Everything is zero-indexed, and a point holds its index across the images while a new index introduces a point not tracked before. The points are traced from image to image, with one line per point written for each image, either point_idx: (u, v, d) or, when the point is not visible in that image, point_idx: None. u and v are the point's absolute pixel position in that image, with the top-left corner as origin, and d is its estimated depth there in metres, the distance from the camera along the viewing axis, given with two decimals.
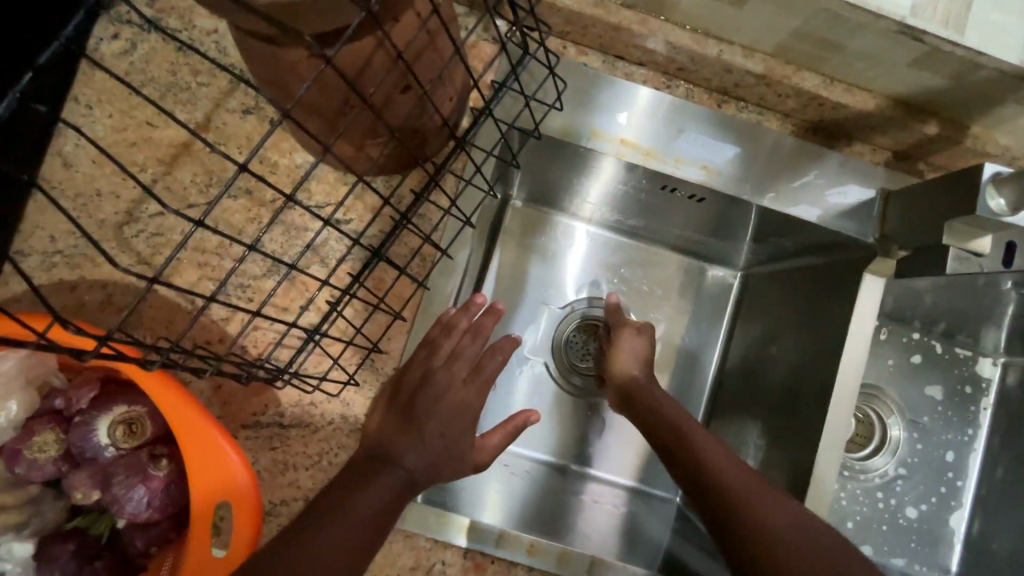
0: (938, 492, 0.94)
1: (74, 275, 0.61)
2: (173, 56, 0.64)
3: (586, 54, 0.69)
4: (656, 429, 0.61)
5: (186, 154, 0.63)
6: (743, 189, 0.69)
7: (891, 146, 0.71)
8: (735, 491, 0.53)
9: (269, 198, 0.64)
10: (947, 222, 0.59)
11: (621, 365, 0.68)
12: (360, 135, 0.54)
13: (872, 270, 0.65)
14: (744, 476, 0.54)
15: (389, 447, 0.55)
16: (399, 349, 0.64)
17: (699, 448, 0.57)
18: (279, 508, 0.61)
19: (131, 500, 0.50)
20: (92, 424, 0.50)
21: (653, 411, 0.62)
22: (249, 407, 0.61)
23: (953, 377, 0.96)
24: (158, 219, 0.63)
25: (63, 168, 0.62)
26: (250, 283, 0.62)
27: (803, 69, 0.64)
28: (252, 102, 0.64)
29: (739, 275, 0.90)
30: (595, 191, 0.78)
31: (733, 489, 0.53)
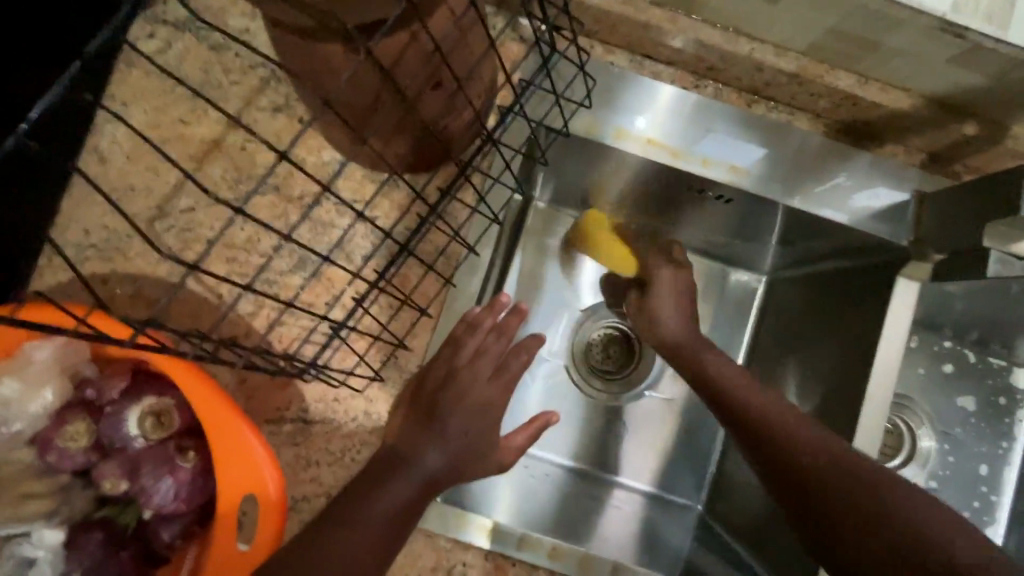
0: (971, 506, 0.91)
1: (107, 268, 0.62)
2: (206, 55, 0.65)
3: (614, 53, 0.68)
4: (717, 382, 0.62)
5: (217, 150, 0.64)
6: (772, 189, 0.68)
7: (926, 147, 0.69)
8: (770, 420, 0.56)
9: (296, 195, 0.64)
10: (988, 223, 0.57)
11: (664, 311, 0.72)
12: (390, 131, 0.54)
13: (906, 273, 0.64)
14: (792, 428, 0.54)
15: (410, 444, 0.54)
16: (422, 347, 0.64)
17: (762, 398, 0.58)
18: (301, 504, 0.61)
19: (159, 491, 0.50)
20: (122, 414, 0.51)
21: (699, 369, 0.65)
22: (273, 402, 0.62)
23: (987, 388, 0.93)
24: (188, 214, 0.63)
25: (98, 163, 0.63)
26: (277, 278, 0.62)
27: (837, 67, 0.63)
28: (281, 100, 0.65)
29: (764, 278, 0.88)
30: (621, 192, 0.78)
31: (798, 442, 0.53)
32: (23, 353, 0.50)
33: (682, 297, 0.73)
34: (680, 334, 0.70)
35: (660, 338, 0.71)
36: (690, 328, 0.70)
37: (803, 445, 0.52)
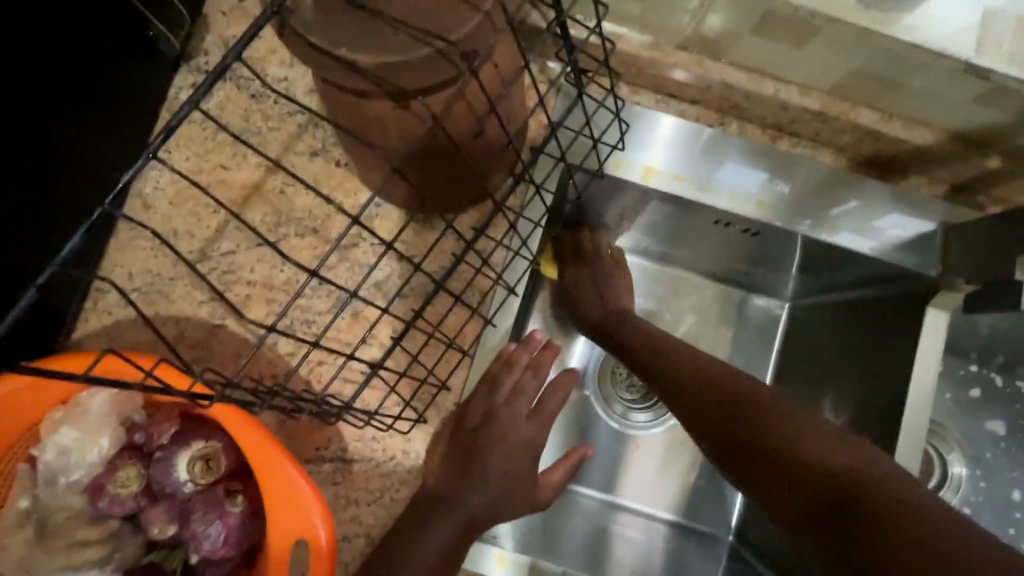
0: (1007, 534, 0.90)
1: (151, 311, 0.64)
2: (247, 103, 0.68)
3: (640, 93, 0.70)
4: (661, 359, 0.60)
5: (256, 194, 0.66)
6: (799, 223, 0.69)
7: (948, 178, 0.70)
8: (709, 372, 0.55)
9: (334, 236, 0.66)
10: (1019, 258, 0.58)
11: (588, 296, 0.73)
12: (431, 176, 0.56)
13: (935, 304, 0.65)
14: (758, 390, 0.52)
15: (452, 486, 0.55)
16: (459, 385, 0.64)
17: (713, 370, 0.56)
18: (341, 545, 0.61)
19: (209, 536, 0.51)
20: (172, 459, 0.51)
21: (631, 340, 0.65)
22: (313, 441, 0.62)
23: (1016, 413, 0.93)
24: (229, 256, 0.65)
25: (143, 210, 0.65)
26: (315, 318, 0.64)
27: (860, 105, 0.65)
28: (318, 145, 0.67)
29: (786, 306, 0.89)
30: (647, 224, 0.78)
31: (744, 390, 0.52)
32: (80, 400, 0.51)
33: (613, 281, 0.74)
34: (603, 317, 0.70)
35: (594, 320, 0.71)
36: (611, 306, 0.72)
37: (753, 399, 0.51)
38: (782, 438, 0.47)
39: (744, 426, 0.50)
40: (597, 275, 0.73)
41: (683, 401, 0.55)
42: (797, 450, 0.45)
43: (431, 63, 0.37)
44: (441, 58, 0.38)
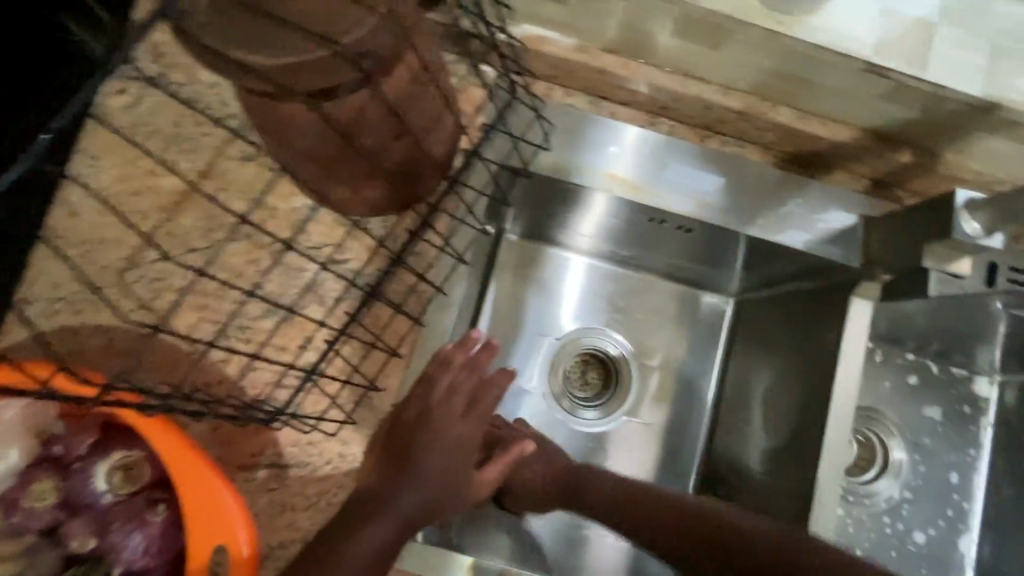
0: (946, 515, 0.93)
1: (77, 321, 0.62)
2: (177, 108, 0.67)
3: (573, 95, 0.71)
4: (665, 513, 0.65)
5: (188, 201, 0.65)
6: (731, 220, 0.71)
7: (869, 173, 0.73)
8: (665, 497, 0.67)
9: (268, 241, 0.65)
10: (925, 246, 0.62)
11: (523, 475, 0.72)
12: (357, 179, 0.56)
13: (860, 295, 0.68)
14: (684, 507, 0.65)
15: (385, 486, 0.55)
16: (396, 387, 0.64)
17: (690, 510, 0.64)
18: (277, 552, 0.60)
19: (128, 547, 0.50)
20: (90, 470, 0.51)
21: (594, 493, 0.70)
22: (247, 449, 0.61)
23: (952, 398, 0.97)
24: (159, 264, 0.64)
25: (68, 218, 0.64)
26: (248, 324, 0.63)
27: (779, 104, 0.67)
28: (251, 151, 0.67)
29: (731, 301, 0.91)
30: (590, 225, 0.81)
31: (676, 499, 0.66)
32: None
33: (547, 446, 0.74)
34: (552, 489, 0.71)
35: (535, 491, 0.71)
36: (541, 473, 0.72)
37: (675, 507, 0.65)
38: (775, 560, 0.57)
39: (725, 550, 0.60)
40: (547, 452, 0.73)
41: (673, 555, 0.63)
42: (791, 555, 0.56)
43: (326, 64, 0.38)
44: (337, 60, 0.38)
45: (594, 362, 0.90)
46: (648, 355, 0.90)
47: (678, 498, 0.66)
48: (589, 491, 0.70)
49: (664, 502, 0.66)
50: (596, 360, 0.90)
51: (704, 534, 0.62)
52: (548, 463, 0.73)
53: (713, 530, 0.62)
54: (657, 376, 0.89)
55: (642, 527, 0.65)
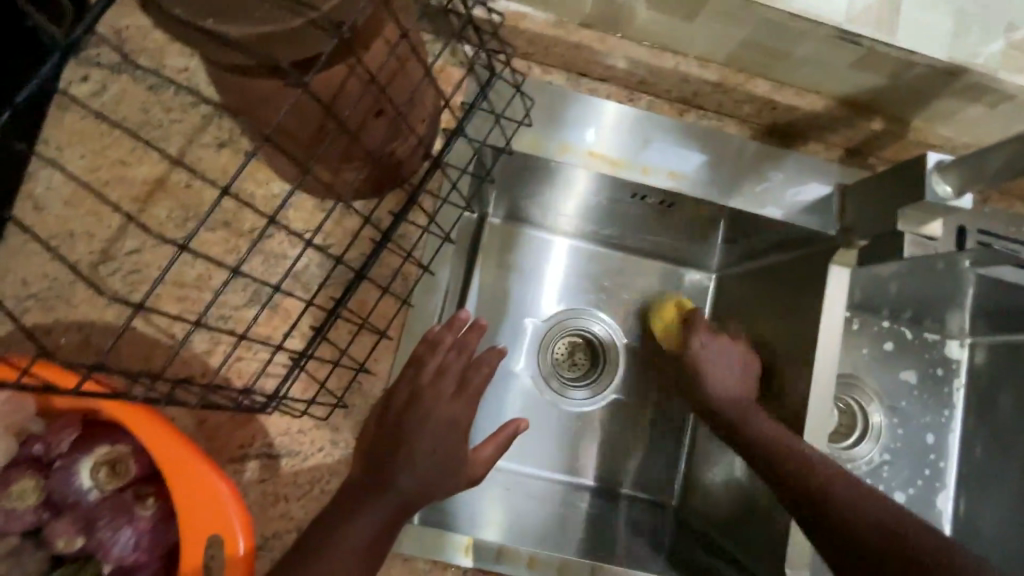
0: (923, 474, 0.97)
1: (50, 317, 0.60)
2: (145, 95, 0.65)
3: (551, 72, 0.72)
4: (752, 440, 0.65)
5: (161, 189, 0.64)
6: (710, 193, 0.71)
7: (842, 143, 0.75)
8: (775, 440, 0.63)
9: (247, 228, 0.64)
10: (898, 211, 0.63)
11: (720, 379, 0.74)
12: (337, 159, 0.55)
13: (837, 261, 0.69)
14: (791, 450, 0.61)
15: (377, 470, 0.54)
16: (386, 370, 0.63)
17: (797, 449, 0.62)
18: (272, 542, 0.59)
19: (117, 542, 0.49)
20: (74, 466, 0.49)
21: (746, 436, 0.66)
22: (236, 440, 0.60)
23: (925, 361, 1.00)
24: (135, 255, 0.62)
25: (35, 212, 0.62)
26: (232, 313, 0.62)
27: (754, 76, 0.68)
28: (225, 136, 0.65)
29: (713, 277, 0.93)
30: (572, 205, 0.81)
31: (774, 438, 0.63)
32: None
33: (739, 360, 0.75)
34: (721, 401, 0.72)
35: (704, 396, 0.74)
36: (734, 390, 0.72)
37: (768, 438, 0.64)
38: (804, 457, 0.60)
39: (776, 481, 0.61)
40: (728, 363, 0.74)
41: (747, 448, 0.65)
42: (832, 501, 0.56)
43: (302, 32, 0.37)
44: (314, 27, 0.37)
45: (582, 343, 0.91)
46: (635, 333, 0.91)
47: (759, 435, 0.65)
48: (758, 434, 0.65)
49: (767, 425, 0.66)
50: (583, 340, 0.91)
51: (777, 463, 0.61)
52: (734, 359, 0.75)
53: (779, 442, 0.63)
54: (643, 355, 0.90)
55: (785, 463, 0.61)
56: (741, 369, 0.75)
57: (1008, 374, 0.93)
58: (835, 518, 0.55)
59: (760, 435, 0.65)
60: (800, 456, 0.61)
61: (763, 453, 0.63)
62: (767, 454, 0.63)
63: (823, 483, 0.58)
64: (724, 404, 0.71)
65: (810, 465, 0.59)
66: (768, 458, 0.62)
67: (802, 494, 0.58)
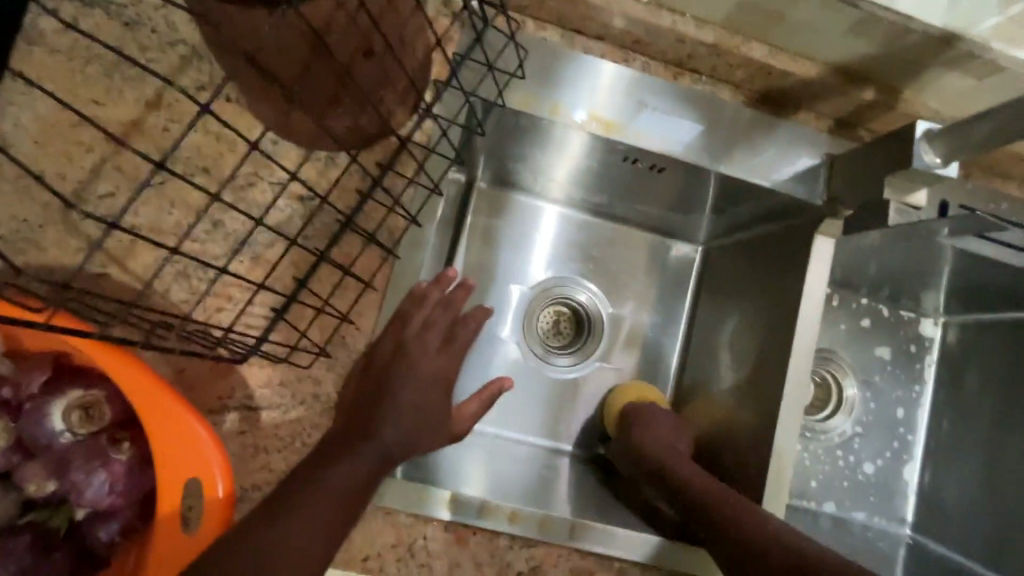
0: (892, 446, 1.00)
1: (18, 262, 0.57)
2: (120, 32, 0.61)
3: (545, 28, 0.70)
4: (682, 479, 0.69)
5: (137, 132, 0.61)
6: (702, 158, 0.70)
7: (833, 114, 0.75)
8: (696, 488, 0.67)
9: (227, 175, 0.61)
10: (886, 177, 0.63)
11: (652, 437, 0.77)
12: (322, 103, 0.52)
13: (822, 233, 0.70)
14: (714, 491, 0.66)
15: (359, 421, 0.53)
16: (370, 324, 0.62)
17: (727, 497, 0.65)
18: (252, 494, 0.59)
19: (92, 486, 0.48)
20: (45, 409, 0.48)
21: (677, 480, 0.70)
22: (214, 391, 0.59)
23: (900, 338, 1.03)
24: (109, 199, 0.60)
25: (1, 149, 0.59)
26: (211, 264, 0.60)
27: (750, 39, 0.68)
28: (205, 79, 0.62)
29: (699, 249, 0.94)
30: (561, 169, 0.80)
31: (702, 487, 0.67)
32: None
33: (665, 426, 0.79)
34: (661, 455, 0.74)
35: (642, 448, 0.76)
36: (671, 446, 0.76)
37: (707, 490, 0.66)
38: (746, 512, 0.62)
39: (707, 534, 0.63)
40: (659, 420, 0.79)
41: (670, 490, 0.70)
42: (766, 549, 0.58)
43: None
44: None
45: (567, 311, 0.91)
46: (618, 303, 0.92)
47: (688, 480, 0.69)
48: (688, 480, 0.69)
49: (697, 474, 0.70)
50: (568, 309, 0.91)
51: (696, 500, 0.66)
52: (667, 422, 0.80)
53: (728, 502, 0.64)
54: (626, 325, 0.91)
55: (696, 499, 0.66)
56: (671, 424, 0.80)
57: (977, 350, 0.96)
58: (753, 547, 0.59)
59: (689, 480, 0.69)
60: (728, 503, 0.64)
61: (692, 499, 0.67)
62: (685, 493, 0.68)
63: (744, 516, 0.62)
64: (664, 461, 0.73)
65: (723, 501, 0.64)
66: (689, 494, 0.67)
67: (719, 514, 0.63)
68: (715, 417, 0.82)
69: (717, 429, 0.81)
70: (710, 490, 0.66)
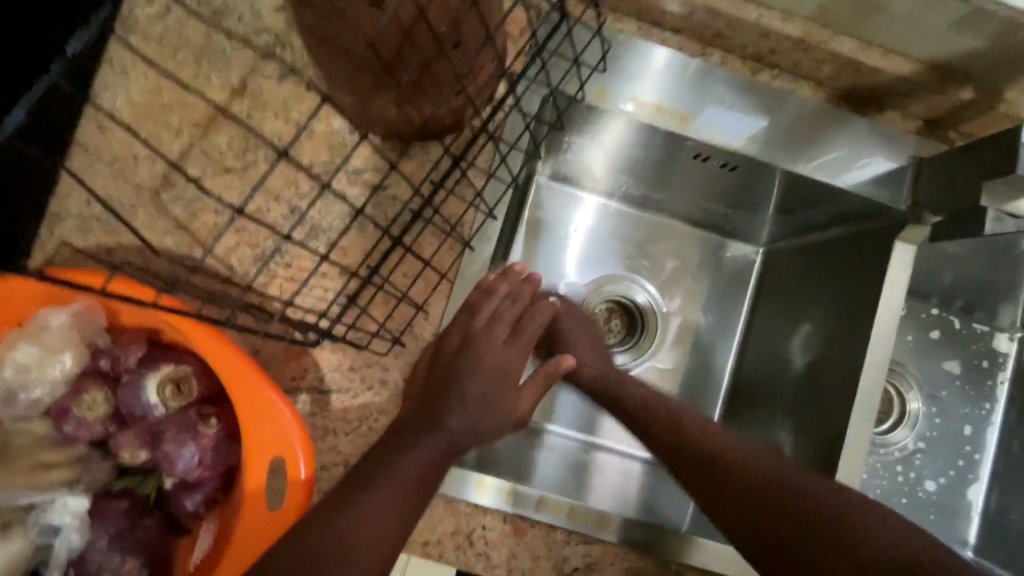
0: (957, 465, 0.96)
1: (111, 240, 0.60)
2: (208, 21, 0.63)
3: (623, 20, 0.69)
4: (689, 443, 0.61)
5: (221, 118, 0.63)
6: (777, 157, 0.70)
7: (922, 113, 0.71)
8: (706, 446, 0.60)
9: (305, 162, 0.63)
10: (984, 184, 0.59)
11: (616, 388, 0.69)
12: (408, 93, 0.52)
13: (903, 239, 0.65)
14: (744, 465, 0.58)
15: (429, 410, 0.54)
16: (439, 314, 0.63)
17: (719, 447, 0.60)
18: (321, 473, 0.60)
19: (182, 457, 0.51)
20: (139, 382, 0.51)
21: (663, 437, 0.63)
22: (288, 371, 0.61)
23: (971, 352, 0.98)
24: (195, 183, 0.62)
25: (99, 132, 0.62)
26: (287, 248, 0.61)
27: (840, 33, 0.65)
28: (288, 67, 0.64)
29: (761, 251, 0.91)
30: (626, 164, 0.79)
31: (705, 443, 0.61)
32: (39, 319, 0.49)
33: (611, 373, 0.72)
34: (631, 404, 0.67)
35: (629, 413, 0.67)
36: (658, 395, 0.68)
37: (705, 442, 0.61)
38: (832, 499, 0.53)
39: (732, 489, 0.57)
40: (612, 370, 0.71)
41: (674, 461, 0.62)
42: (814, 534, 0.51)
43: None
44: None
45: (618, 308, 0.90)
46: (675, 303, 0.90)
47: (691, 437, 0.61)
48: (671, 428, 0.63)
49: (693, 424, 0.63)
50: (621, 306, 0.90)
51: (692, 460, 0.60)
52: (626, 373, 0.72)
53: (773, 481, 0.56)
54: (679, 324, 0.90)
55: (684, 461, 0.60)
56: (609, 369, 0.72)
57: None
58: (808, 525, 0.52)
59: (692, 436, 0.61)
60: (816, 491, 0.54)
61: (757, 509, 0.55)
62: (703, 470, 0.59)
63: (748, 469, 0.58)
64: (712, 451, 0.60)
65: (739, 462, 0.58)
66: (704, 464, 0.59)
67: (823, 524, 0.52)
68: (773, 425, 0.79)
69: (774, 436, 0.78)
70: (709, 454, 0.60)
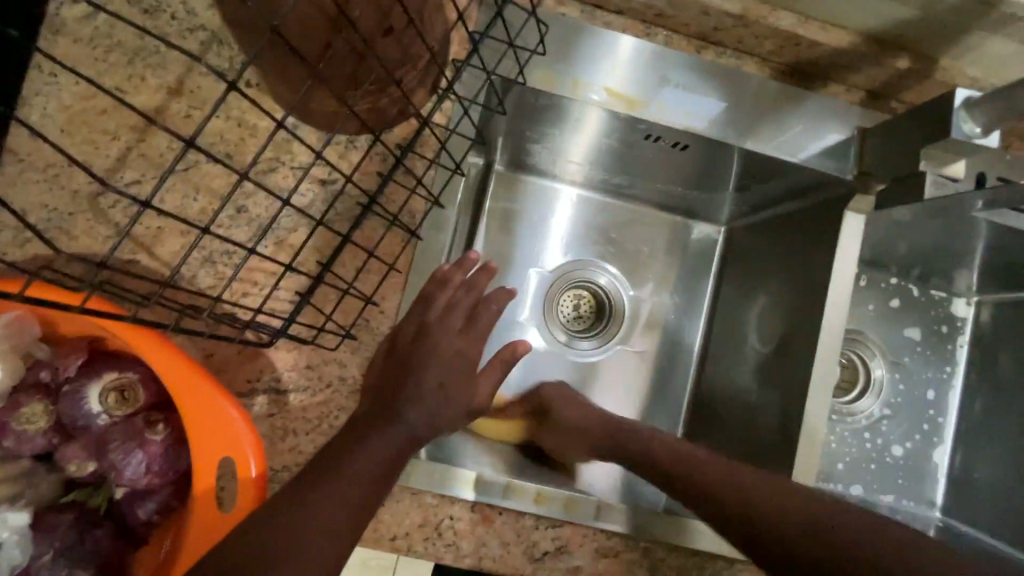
0: (922, 429, 0.98)
1: (49, 250, 0.59)
2: (139, 20, 0.62)
3: (565, 5, 0.69)
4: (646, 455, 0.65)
5: (159, 119, 0.61)
6: (727, 134, 0.69)
7: (865, 84, 0.72)
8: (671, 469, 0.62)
9: (249, 161, 0.61)
10: (924, 148, 0.61)
11: (571, 413, 0.73)
12: (342, 85, 0.51)
13: (852, 209, 0.68)
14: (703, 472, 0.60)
15: (385, 402, 0.53)
16: (394, 308, 0.63)
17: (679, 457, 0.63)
18: (282, 474, 0.60)
19: (129, 465, 0.50)
20: (82, 392, 0.50)
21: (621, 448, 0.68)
22: (242, 373, 0.60)
23: (931, 318, 1.00)
24: (135, 187, 0.60)
25: (30, 139, 0.60)
26: (234, 249, 0.60)
27: (778, 8, 0.66)
28: (225, 64, 0.62)
29: (722, 230, 0.92)
30: (582, 149, 0.79)
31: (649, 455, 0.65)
32: None
33: (579, 408, 0.73)
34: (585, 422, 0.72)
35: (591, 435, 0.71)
36: (589, 415, 0.72)
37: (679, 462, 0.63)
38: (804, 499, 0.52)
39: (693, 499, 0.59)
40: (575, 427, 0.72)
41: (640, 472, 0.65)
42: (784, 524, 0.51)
43: None
44: None
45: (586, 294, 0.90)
46: (642, 286, 0.91)
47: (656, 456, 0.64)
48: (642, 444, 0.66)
49: (644, 436, 0.67)
50: (589, 291, 0.90)
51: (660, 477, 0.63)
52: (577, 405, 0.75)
53: (726, 484, 0.57)
54: (649, 305, 0.90)
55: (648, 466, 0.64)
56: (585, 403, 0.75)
57: (1011, 329, 0.93)
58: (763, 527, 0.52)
59: (655, 455, 0.65)
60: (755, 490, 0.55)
61: (738, 519, 0.55)
62: (674, 484, 0.61)
63: (704, 471, 0.60)
64: (667, 458, 0.63)
65: (697, 472, 0.60)
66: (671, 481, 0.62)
67: (808, 520, 0.50)
68: (739, 399, 0.80)
69: (740, 411, 0.79)
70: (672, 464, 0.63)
